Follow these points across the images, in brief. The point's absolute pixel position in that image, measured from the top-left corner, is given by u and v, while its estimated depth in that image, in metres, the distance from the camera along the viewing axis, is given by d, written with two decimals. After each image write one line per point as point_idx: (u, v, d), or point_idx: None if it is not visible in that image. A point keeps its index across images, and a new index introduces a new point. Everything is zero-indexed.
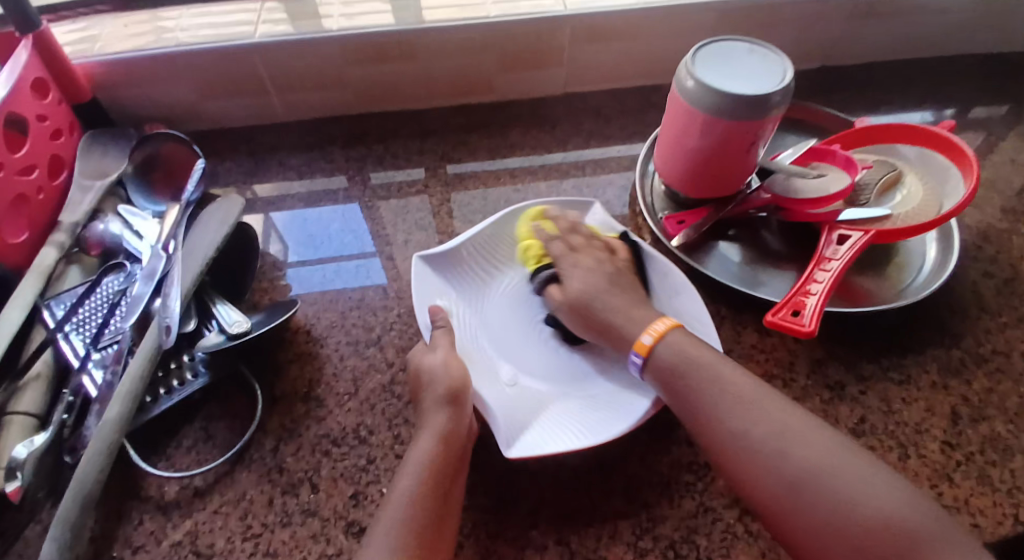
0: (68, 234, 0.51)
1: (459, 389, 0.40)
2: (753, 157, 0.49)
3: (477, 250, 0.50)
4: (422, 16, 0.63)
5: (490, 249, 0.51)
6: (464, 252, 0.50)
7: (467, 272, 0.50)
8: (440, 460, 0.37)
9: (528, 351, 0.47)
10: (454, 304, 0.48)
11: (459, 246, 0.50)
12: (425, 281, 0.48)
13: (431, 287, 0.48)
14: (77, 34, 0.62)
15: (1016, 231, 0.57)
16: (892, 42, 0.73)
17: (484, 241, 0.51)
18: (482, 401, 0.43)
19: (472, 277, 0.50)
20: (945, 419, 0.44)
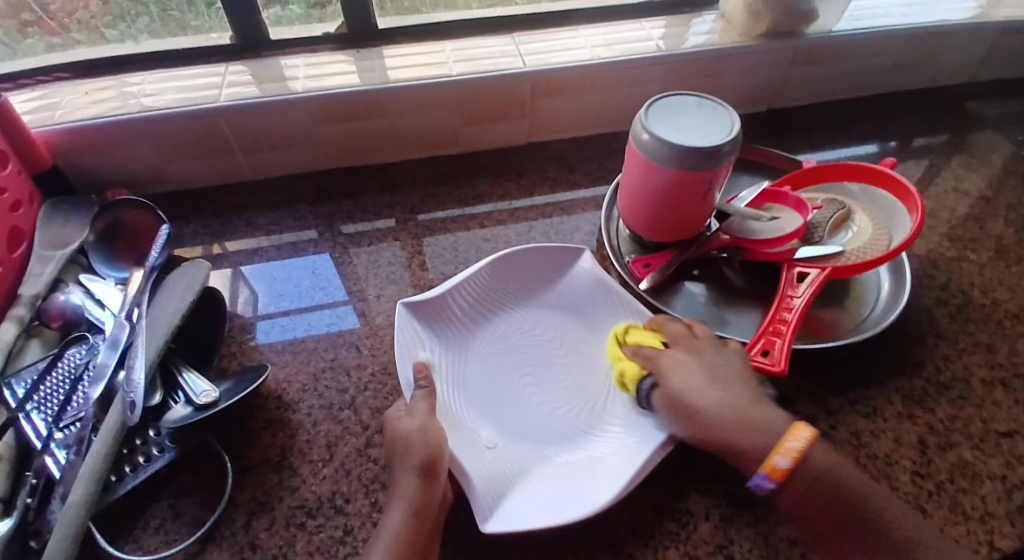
0: (28, 307, 0.49)
1: (434, 456, 0.40)
2: (710, 202, 0.51)
3: (459, 301, 0.51)
4: (387, 76, 0.64)
5: (474, 301, 0.52)
6: (447, 301, 0.50)
7: (450, 323, 0.50)
8: (413, 533, 0.37)
9: (506, 409, 0.47)
10: (436, 356, 0.48)
11: (444, 297, 0.50)
12: (409, 330, 0.47)
13: (414, 337, 0.48)
14: (37, 102, 0.62)
15: (964, 258, 0.60)
16: (835, 81, 0.77)
17: (467, 293, 0.51)
18: (461, 463, 0.42)
19: (453, 329, 0.50)
20: (914, 448, 0.45)
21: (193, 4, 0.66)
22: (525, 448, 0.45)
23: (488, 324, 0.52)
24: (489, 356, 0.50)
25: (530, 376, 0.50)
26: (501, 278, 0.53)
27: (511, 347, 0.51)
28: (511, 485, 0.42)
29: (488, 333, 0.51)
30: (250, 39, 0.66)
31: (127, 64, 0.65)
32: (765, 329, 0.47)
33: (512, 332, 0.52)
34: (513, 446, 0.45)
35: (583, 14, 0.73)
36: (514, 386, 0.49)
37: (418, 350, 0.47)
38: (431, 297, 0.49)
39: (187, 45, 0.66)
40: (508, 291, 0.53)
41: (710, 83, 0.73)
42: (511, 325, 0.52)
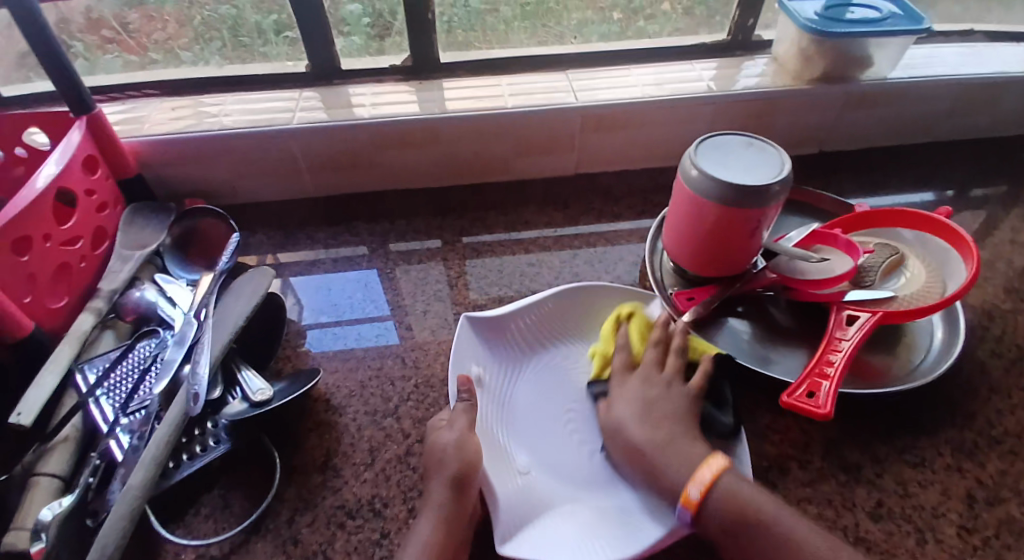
0: (106, 301, 0.53)
1: (468, 471, 0.41)
2: (757, 240, 0.52)
3: (518, 325, 0.53)
4: (446, 106, 0.68)
5: (531, 329, 0.53)
6: (506, 323, 0.52)
7: (506, 345, 0.52)
8: (442, 541, 0.39)
9: (541, 440, 0.48)
10: (486, 373, 0.50)
11: (503, 318, 0.52)
12: (467, 343, 0.50)
13: (470, 350, 0.50)
14: (126, 115, 0.67)
15: (1021, 311, 0.58)
16: (887, 128, 0.77)
17: (524, 320, 0.53)
18: (492, 486, 0.43)
19: (508, 349, 0.52)
20: (962, 502, 0.44)
21: (263, 33, 0.70)
22: (558, 482, 0.45)
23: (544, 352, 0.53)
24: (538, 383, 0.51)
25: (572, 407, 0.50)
26: (557, 311, 0.54)
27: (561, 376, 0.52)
28: (536, 516, 0.42)
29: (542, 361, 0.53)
30: (321, 67, 0.71)
31: (209, 85, 0.71)
32: (813, 369, 0.47)
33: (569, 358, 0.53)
34: (543, 480, 0.45)
35: (635, 54, 0.75)
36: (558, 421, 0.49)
37: (470, 365, 0.49)
38: (491, 317, 0.52)
39: (263, 71, 0.71)
40: (563, 324, 0.54)
41: (758, 125, 0.74)
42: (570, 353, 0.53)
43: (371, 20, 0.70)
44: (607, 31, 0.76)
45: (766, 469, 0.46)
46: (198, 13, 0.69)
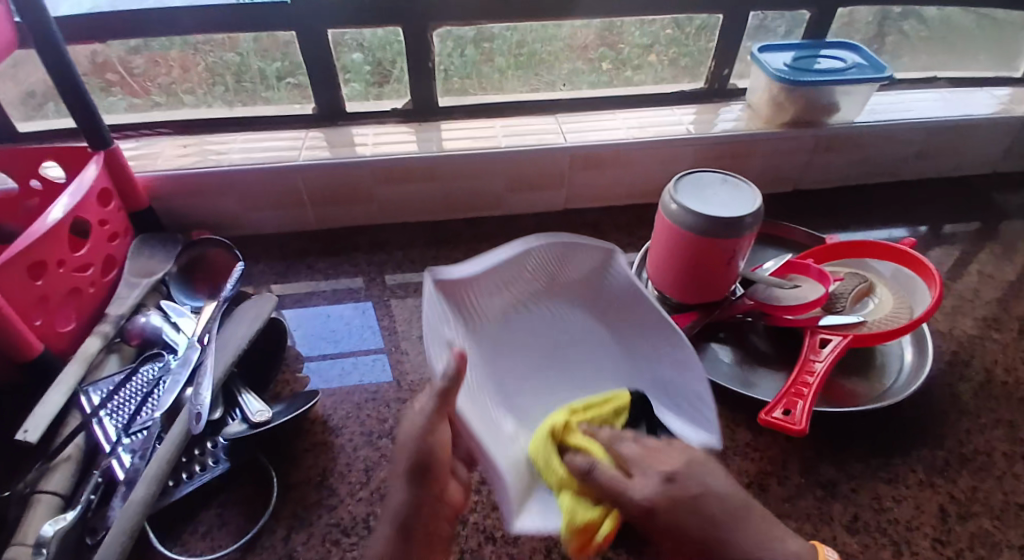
0: (114, 325, 0.56)
1: (432, 462, 0.38)
2: (733, 269, 0.55)
3: (482, 288, 0.50)
4: (442, 146, 0.72)
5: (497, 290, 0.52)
6: (470, 285, 0.50)
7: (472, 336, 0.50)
8: (420, 523, 0.38)
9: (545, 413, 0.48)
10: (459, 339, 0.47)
11: (468, 279, 0.49)
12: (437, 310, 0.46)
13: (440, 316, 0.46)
14: (140, 152, 0.71)
15: (987, 337, 0.61)
16: (858, 168, 0.82)
17: (490, 278, 0.51)
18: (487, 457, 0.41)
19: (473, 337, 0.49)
20: (936, 516, 0.46)
21: (266, 78, 0.74)
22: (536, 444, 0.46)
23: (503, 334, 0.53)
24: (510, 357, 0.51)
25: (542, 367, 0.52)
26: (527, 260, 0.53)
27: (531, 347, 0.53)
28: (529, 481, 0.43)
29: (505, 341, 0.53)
30: (326, 110, 0.76)
31: (219, 125, 0.75)
32: (790, 389, 0.49)
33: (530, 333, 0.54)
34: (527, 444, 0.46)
35: (621, 99, 0.81)
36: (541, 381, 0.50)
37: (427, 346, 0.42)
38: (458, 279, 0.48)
39: (271, 112, 0.76)
40: (532, 278, 0.54)
41: (737, 165, 0.78)
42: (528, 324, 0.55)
43: (372, 67, 0.75)
44: (595, 81, 0.81)
45: (748, 487, 0.48)
46: (201, 60, 0.72)
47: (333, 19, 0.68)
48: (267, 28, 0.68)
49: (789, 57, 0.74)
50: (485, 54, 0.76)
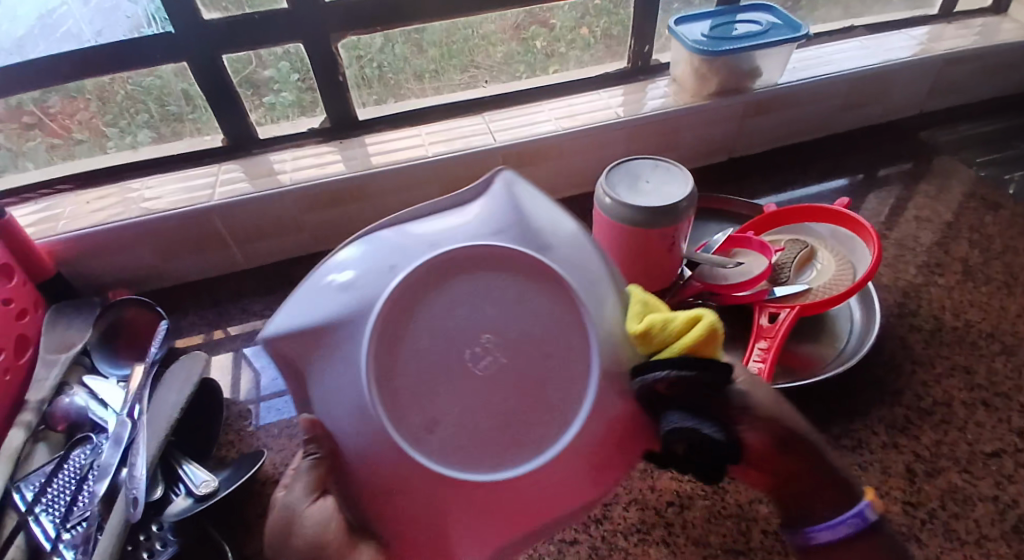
0: (35, 412, 0.52)
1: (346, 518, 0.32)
2: (676, 253, 0.54)
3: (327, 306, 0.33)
4: (370, 162, 0.69)
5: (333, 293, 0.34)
6: (320, 362, 0.33)
7: (356, 283, 0.33)
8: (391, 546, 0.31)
9: (539, 212, 0.38)
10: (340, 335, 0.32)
11: (326, 340, 0.33)
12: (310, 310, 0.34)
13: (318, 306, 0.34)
14: (42, 215, 0.66)
15: (932, 283, 0.62)
16: (790, 127, 0.82)
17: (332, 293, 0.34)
18: (414, 379, 0.30)
19: (359, 282, 0.33)
20: (902, 477, 0.46)
21: (192, 99, 0.68)
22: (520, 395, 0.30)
23: (388, 330, 0.31)
24: (429, 305, 0.32)
25: (482, 356, 0.30)
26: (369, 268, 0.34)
27: (441, 309, 0.32)
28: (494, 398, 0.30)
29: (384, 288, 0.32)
30: (238, 139, 0.71)
31: (125, 171, 0.70)
32: None
33: (425, 308, 0.32)
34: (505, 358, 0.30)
35: (548, 90, 0.79)
36: (505, 319, 0.31)
37: (349, 269, 0.35)
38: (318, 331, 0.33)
39: (181, 149, 0.71)
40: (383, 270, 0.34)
41: (670, 142, 0.77)
42: (403, 329, 0.31)
43: (300, 74, 0.70)
44: (532, 60, 0.78)
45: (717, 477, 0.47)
46: (121, 87, 0.66)
47: (228, 44, 0.64)
48: (157, 61, 0.63)
49: (705, 26, 0.73)
50: (412, 47, 0.72)
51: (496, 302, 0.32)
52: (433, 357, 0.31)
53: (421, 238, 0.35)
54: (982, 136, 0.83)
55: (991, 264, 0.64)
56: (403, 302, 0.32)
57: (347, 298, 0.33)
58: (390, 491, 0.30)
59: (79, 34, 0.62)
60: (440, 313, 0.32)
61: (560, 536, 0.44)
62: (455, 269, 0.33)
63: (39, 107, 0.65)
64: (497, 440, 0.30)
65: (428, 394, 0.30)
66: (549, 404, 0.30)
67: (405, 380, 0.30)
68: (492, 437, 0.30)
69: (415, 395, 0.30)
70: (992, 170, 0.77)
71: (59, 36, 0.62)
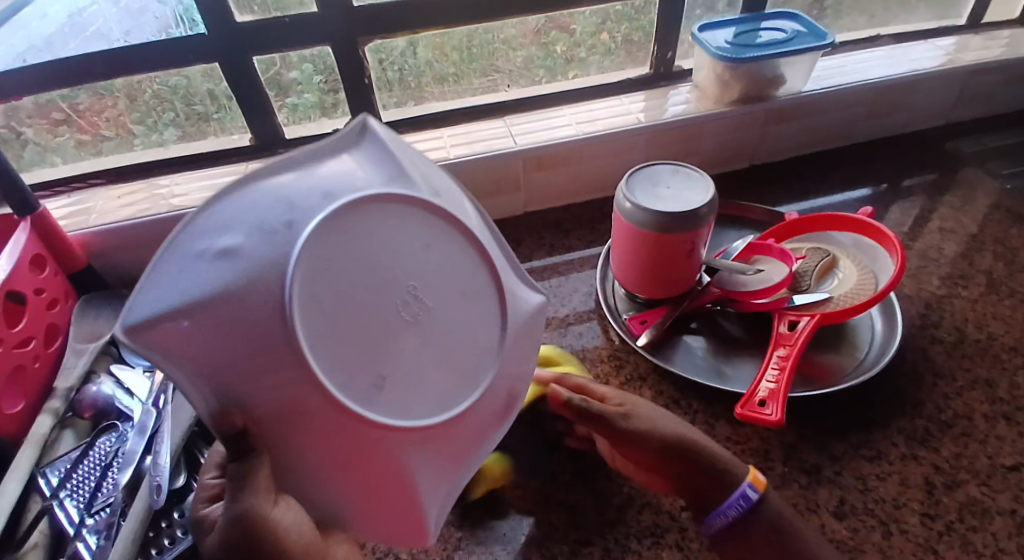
0: (63, 400, 0.53)
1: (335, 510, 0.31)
2: (696, 259, 0.54)
3: (205, 277, 0.27)
4: None
5: (208, 262, 0.27)
6: (213, 339, 0.26)
7: (245, 248, 0.27)
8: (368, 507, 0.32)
9: (413, 164, 0.36)
10: (256, 299, 0.27)
11: (233, 311, 0.26)
12: (178, 290, 0.26)
13: (189, 279, 0.27)
14: (73, 208, 0.68)
15: (955, 295, 0.61)
16: (812, 136, 0.81)
17: (208, 260, 0.27)
18: (355, 336, 0.28)
19: (251, 244, 0.28)
20: (920, 489, 0.45)
21: (216, 99, 0.70)
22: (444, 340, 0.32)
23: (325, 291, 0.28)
24: (349, 264, 0.29)
25: (414, 306, 0.30)
26: (250, 230, 0.28)
27: (372, 270, 0.30)
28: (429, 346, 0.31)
29: (296, 247, 0.28)
30: (264, 139, 0.72)
31: (155, 168, 0.72)
32: (767, 383, 0.48)
33: (337, 263, 0.29)
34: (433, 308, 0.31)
35: (569, 95, 0.79)
36: (432, 274, 0.32)
37: (225, 228, 0.28)
38: (213, 305, 0.26)
39: (209, 148, 0.72)
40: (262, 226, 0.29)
41: (690, 148, 0.77)
42: (335, 282, 0.28)
43: (323, 76, 0.71)
44: (551, 65, 0.78)
45: None
46: (149, 86, 0.67)
47: (257, 46, 0.65)
48: (189, 62, 0.65)
49: (729, 34, 0.73)
50: (435, 51, 0.73)
51: (414, 250, 0.32)
52: (370, 313, 0.29)
53: (304, 193, 0.30)
54: (1010, 147, 0.82)
55: (1016, 277, 0.63)
56: (333, 259, 0.28)
57: (240, 262, 0.27)
58: (350, 456, 0.29)
59: (107, 33, 0.64)
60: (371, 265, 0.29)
61: (574, 537, 0.44)
62: (365, 228, 0.30)
63: (67, 104, 0.66)
64: (436, 390, 0.31)
65: (381, 349, 0.29)
66: (465, 357, 0.33)
67: (354, 337, 0.28)
68: (428, 384, 0.31)
69: (365, 352, 0.28)
70: (1019, 182, 0.76)
71: (87, 35, 0.64)
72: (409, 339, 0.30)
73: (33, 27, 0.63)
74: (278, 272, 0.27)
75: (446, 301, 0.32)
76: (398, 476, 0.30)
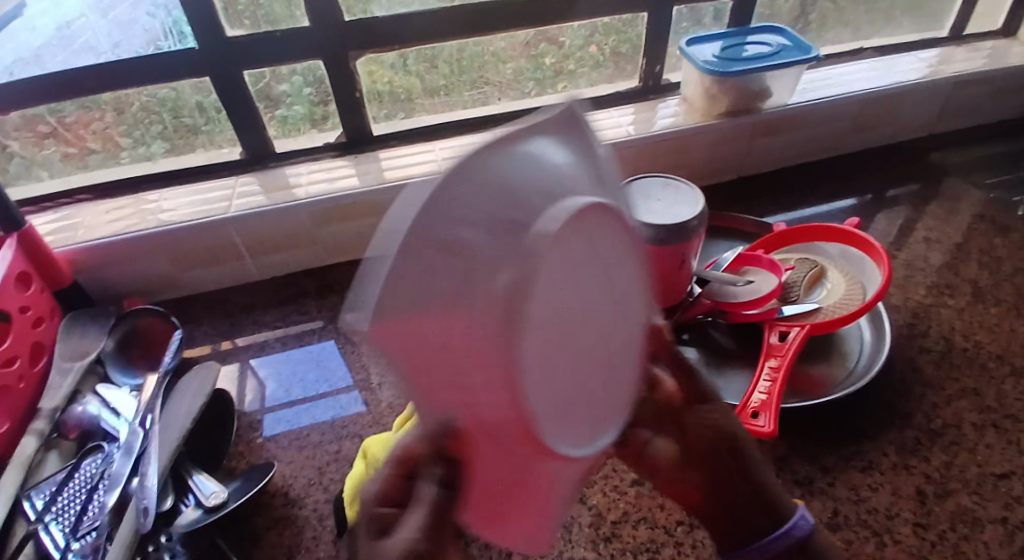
0: (48, 420, 0.52)
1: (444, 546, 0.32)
2: (687, 270, 0.54)
3: (444, 275, 0.16)
4: (383, 176, 0.70)
5: (439, 249, 0.16)
6: (439, 357, 0.17)
7: (481, 248, 0.17)
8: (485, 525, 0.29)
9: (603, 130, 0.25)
10: (508, 324, 0.17)
11: (470, 332, 0.17)
12: (409, 283, 0.15)
13: (422, 277, 0.16)
14: (58, 224, 0.67)
15: (942, 304, 0.62)
16: (799, 147, 0.82)
17: (445, 243, 0.16)
18: (568, 374, 0.21)
19: (495, 233, 0.17)
20: (912, 500, 0.46)
21: (205, 111, 0.69)
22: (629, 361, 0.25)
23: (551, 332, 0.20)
24: (581, 271, 0.20)
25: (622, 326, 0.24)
26: (488, 200, 0.17)
27: (594, 281, 0.21)
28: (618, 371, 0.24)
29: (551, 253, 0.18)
30: (254, 152, 0.72)
31: (143, 183, 0.71)
32: (760, 393, 0.48)
33: (576, 273, 0.20)
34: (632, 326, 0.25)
35: (560, 108, 0.80)
36: (629, 292, 0.24)
37: (468, 203, 0.17)
38: (444, 322, 0.16)
39: (198, 162, 0.72)
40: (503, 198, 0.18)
41: (680, 160, 0.78)
42: (569, 302, 0.20)
43: (313, 88, 0.71)
44: (541, 76, 0.78)
45: None
46: (136, 99, 0.67)
47: (247, 60, 0.65)
48: (179, 77, 0.65)
49: (716, 48, 0.74)
50: (426, 64, 0.73)
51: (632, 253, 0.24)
52: (586, 340, 0.22)
53: (533, 157, 0.19)
54: (993, 158, 0.83)
55: (1002, 287, 0.64)
56: (575, 268, 0.20)
57: (494, 263, 0.17)
58: (509, 493, 0.23)
59: (96, 45, 0.63)
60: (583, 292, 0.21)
61: (568, 553, 0.44)
62: (606, 225, 0.21)
63: (54, 117, 0.66)
64: (606, 424, 0.25)
65: (584, 380, 0.22)
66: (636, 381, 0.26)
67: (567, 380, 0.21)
68: (602, 417, 0.25)
69: (568, 380, 0.21)
70: (1001, 192, 0.77)
71: (75, 48, 0.63)
72: (595, 372, 0.23)
73: (22, 38, 0.63)
74: (527, 288, 0.17)
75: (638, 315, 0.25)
76: (548, 500, 0.25)
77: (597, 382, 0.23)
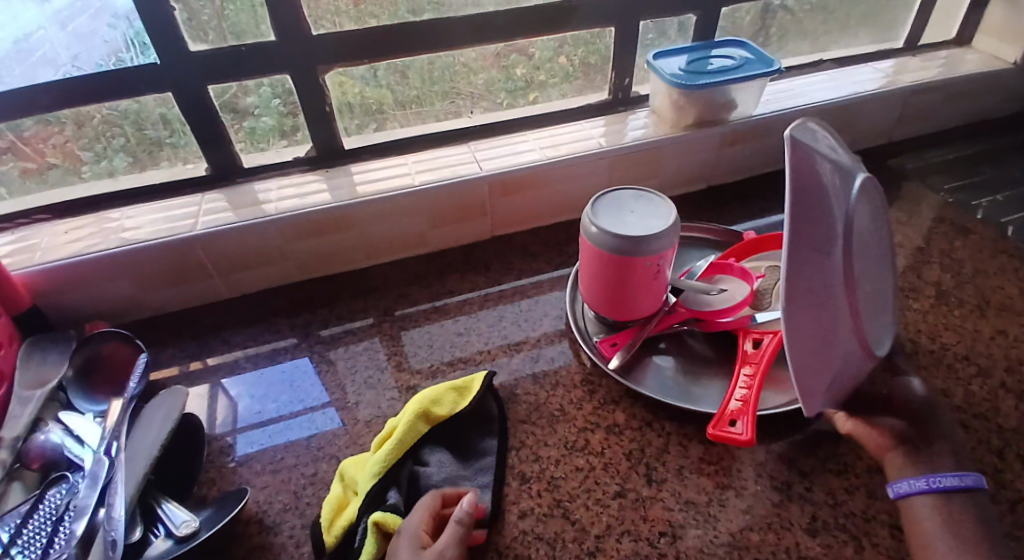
0: (10, 450, 0.50)
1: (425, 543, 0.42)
2: (662, 281, 0.55)
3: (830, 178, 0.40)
4: (356, 191, 0.69)
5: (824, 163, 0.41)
6: (829, 209, 0.39)
7: (823, 196, 0.39)
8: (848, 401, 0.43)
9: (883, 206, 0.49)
10: (852, 214, 0.42)
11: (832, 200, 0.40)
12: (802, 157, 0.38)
13: (803, 163, 0.38)
14: (15, 246, 0.64)
15: (907, 306, 0.64)
16: (766, 156, 0.84)
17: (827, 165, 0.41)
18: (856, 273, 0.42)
19: (840, 167, 0.43)
20: (887, 501, 0.47)
21: (170, 125, 0.67)
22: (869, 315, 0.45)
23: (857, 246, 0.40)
24: (865, 231, 0.44)
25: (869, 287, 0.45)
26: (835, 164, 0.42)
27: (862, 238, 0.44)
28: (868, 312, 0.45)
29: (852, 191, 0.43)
30: (222, 168, 0.71)
31: (106, 202, 0.69)
32: (736, 400, 0.50)
33: (863, 226, 0.44)
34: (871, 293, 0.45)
35: (532, 120, 0.80)
36: (874, 258, 0.46)
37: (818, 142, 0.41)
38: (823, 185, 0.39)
39: (163, 179, 0.70)
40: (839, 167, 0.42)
41: (651, 170, 0.79)
42: (857, 234, 0.43)
43: (281, 99, 0.69)
44: (513, 87, 0.79)
45: (708, 504, 0.47)
46: (96, 113, 0.64)
47: (214, 73, 0.64)
48: (143, 92, 0.63)
49: (682, 61, 0.75)
50: (397, 77, 0.73)
51: (876, 255, 0.46)
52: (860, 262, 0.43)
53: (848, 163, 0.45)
54: (950, 163, 0.87)
55: (963, 288, 0.66)
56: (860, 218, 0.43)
57: (835, 221, 0.39)
58: (819, 322, 0.40)
59: (54, 58, 0.61)
60: (872, 259, 0.45)
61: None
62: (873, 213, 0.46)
63: (12, 132, 0.63)
64: (863, 325, 0.44)
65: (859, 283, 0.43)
66: (874, 331, 0.46)
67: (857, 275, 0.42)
68: (863, 324, 0.44)
69: (854, 278, 0.42)
70: (959, 196, 0.80)
71: (34, 61, 0.60)
72: (874, 300, 0.46)
73: None
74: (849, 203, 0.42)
75: (874, 294, 0.46)
76: (830, 354, 0.42)
77: (868, 305, 0.45)
